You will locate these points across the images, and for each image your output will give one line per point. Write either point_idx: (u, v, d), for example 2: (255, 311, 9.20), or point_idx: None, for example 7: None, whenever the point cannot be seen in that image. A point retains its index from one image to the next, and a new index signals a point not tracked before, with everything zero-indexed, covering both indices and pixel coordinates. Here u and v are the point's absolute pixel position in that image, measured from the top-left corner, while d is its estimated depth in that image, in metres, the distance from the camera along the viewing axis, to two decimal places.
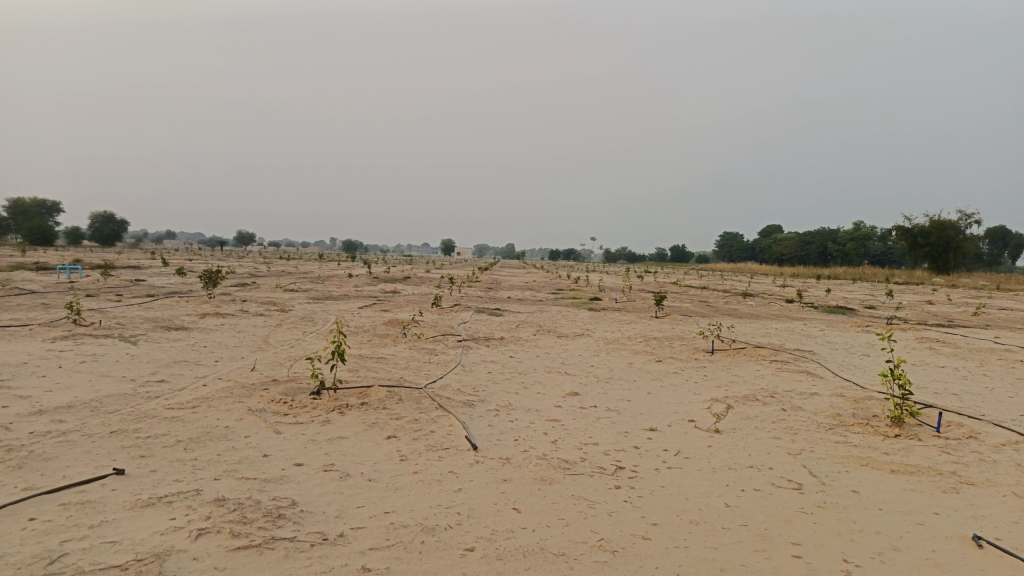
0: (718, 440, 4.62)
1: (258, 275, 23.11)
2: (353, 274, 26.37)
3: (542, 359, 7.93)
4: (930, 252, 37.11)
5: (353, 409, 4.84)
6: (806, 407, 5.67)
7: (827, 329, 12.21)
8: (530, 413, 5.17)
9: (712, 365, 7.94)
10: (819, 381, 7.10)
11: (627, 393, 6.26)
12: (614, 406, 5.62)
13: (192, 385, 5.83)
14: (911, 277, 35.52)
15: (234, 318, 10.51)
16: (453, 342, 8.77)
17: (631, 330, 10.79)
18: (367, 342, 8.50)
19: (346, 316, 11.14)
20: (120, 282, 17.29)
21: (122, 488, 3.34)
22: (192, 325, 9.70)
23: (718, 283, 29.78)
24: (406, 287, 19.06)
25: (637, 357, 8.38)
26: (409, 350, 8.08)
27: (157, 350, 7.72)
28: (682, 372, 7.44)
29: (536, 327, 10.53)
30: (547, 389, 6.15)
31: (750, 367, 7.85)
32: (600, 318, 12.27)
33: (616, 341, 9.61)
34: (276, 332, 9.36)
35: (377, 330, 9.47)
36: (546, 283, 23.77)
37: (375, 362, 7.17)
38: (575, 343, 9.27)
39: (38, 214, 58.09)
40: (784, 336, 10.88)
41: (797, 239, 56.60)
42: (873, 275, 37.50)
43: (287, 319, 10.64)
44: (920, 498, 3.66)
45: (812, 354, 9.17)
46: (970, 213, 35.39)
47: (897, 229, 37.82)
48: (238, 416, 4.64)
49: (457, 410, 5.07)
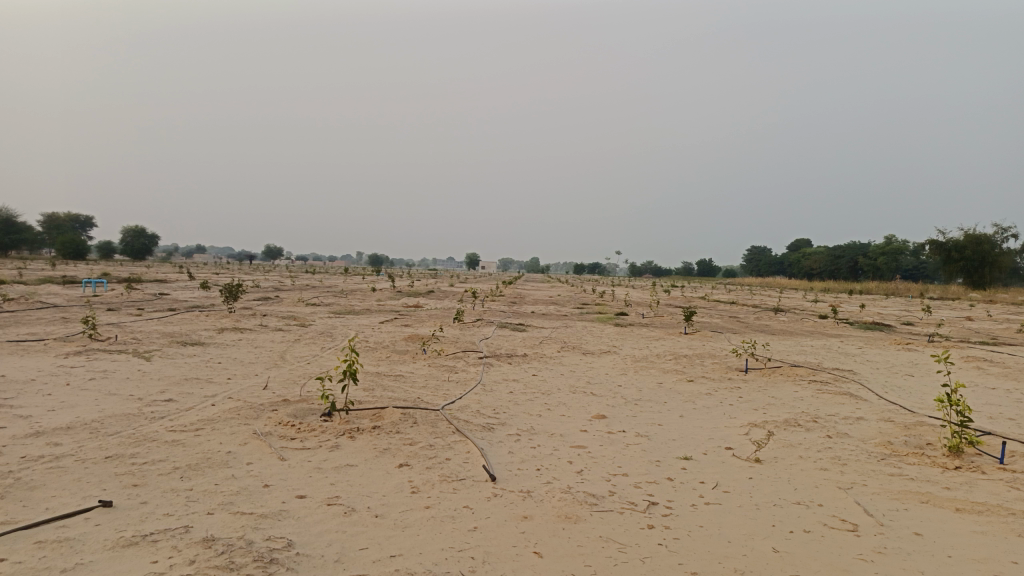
0: (759, 472, 4.24)
1: (281, 289, 23.02)
2: (375, 287, 26.22)
3: (567, 378, 7.57)
4: (965, 267, 36.07)
5: (364, 433, 4.53)
6: (852, 433, 5.24)
7: (864, 347, 11.69)
8: (555, 439, 4.82)
9: (747, 385, 7.52)
10: (862, 404, 6.65)
11: (658, 416, 5.88)
12: (644, 431, 5.25)
13: (199, 405, 5.57)
14: (945, 293, 34.53)
15: (252, 333, 10.30)
16: (474, 359, 8.45)
17: (660, 347, 10.37)
18: (385, 359, 8.21)
19: (366, 331, 10.88)
20: (144, 296, 17.27)
21: (106, 523, 3.05)
22: (209, 340, 9.49)
23: (745, 298, 29.18)
24: (429, 301, 18.83)
25: (666, 376, 8.00)
26: (428, 368, 7.78)
27: (169, 366, 7.49)
28: (715, 393, 7.04)
29: (561, 344, 10.17)
30: (573, 412, 5.80)
31: (787, 387, 7.42)
32: (627, 334, 11.89)
33: (644, 359, 9.21)
34: (293, 348, 9.11)
35: (396, 346, 9.19)
36: (571, 298, 23.36)
37: (392, 381, 6.87)
38: (601, 361, 8.89)
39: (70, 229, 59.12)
40: (820, 355, 10.40)
41: (827, 253, 55.55)
42: (906, 291, 36.54)
43: (305, 334, 10.39)
44: (993, 543, 3.23)
45: (852, 374, 8.69)
46: (1006, 227, 34.39)
47: (930, 243, 36.85)
48: (241, 441, 4.35)
49: (476, 434, 4.74)
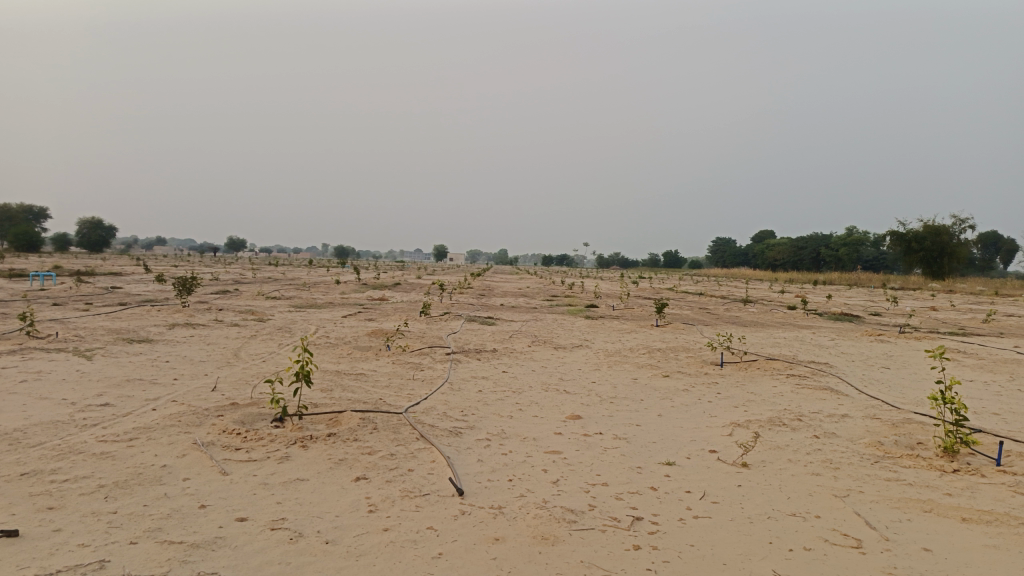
0: (748, 479, 3.92)
1: (241, 282, 22.29)
2: (340, 280, 25.69)
3: (538, 375, 7.21)
4: (924, 258, 36.56)
5: (318, 442, 4.12)
6: (841, 433, 4.97)
7: (837, 339, 11.53)
8: (528, 444, 4.46)
9: (726, 380, 7.24)
10: (845, 400, 6.40)
11: (636, 415, 5.56)
12: (623, 433, 4.91)
13: (139, 411, 5.08)
14: (906, 283, 34.93)
15: (206, 329, 9.75)
16: (441, 355, 8.04)
17: (633, 340, 10.07)
18: (347, 357, 7.77)
19: (327, 326, 10.39)
20: (95, 290, 16.52)
21: (6, 557, 2.60)
22: (159, 337, 8.93)
23: (713, 290, 29.14)
24: (395, 294, 18.32)
25: (641, 371, 7.69)
26: (392, 366, 7.36)
27: (111, 366, 6.95)
28: (693, 389, 6.73)
29: (531, 338, 9.81)
30: (546, 412, 5.44)
31: (766, 383, 7.15)
32: (599, 327, 11.58)
33: (617, 353, 8.89)
34: (249, 345, 8.61)
35: (359, 342, 8.74)
36: (539, 289, 23.00)
37: (353, 381, 6.44)
38: (574, 356, 8.55)
39: (22, 220, 57.18)
40: (795, 347, 10.20)
41: (791, 244, 56.10)
42: (868, 281, 36.91)
43: (263, 330, 9.87)
44: (1010, 559, 2.94)
45: (829, 367, 8.48)
46: (965, 219, 34.90)
47: (891, 234, 37.26)
48: (179, 453, 3.90)
49: (442, 441, 4.36)
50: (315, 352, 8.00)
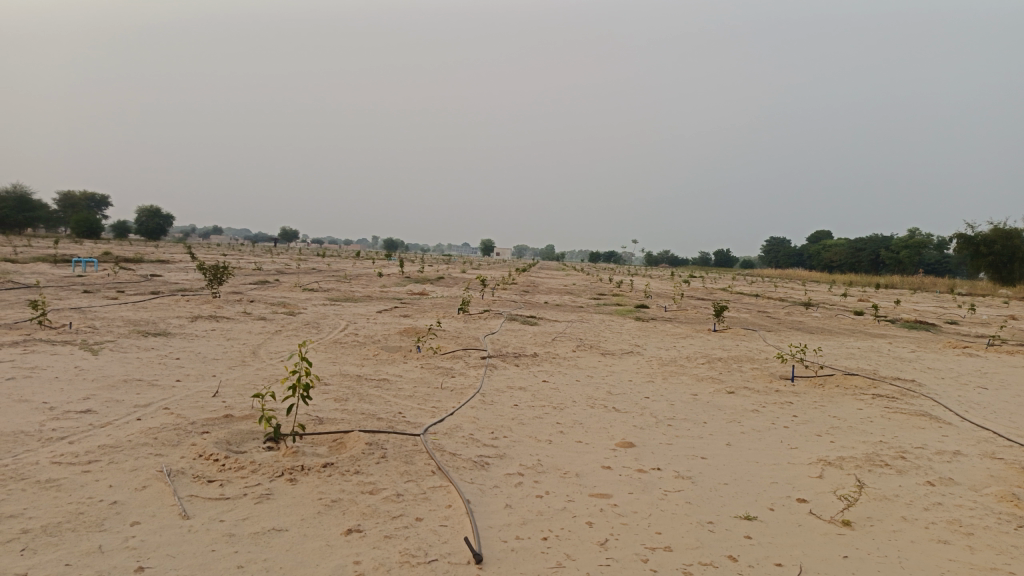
0: (858, 550, 3.00)
1: (281, 273, 21.88)
2: (383, 272, 25.20)
3: (584, 387, 6.34)
4: (993, 262, 34.28)
5: (312, 474, 3.35)
6: (960, 480, 3.98)
7: (918, 351, 10.33)
8: (569, 484, 3.62)
9: (801, 401, 6.25)
10: (949, 430, 5.36)
11: (699, 445, 4.66)
12: (686, 470, 4.04)
13: (119, 421, 4.39)
14: (974, 289, 32.83)
15: (229, 323, 9.14)
16: (475, 360, 7.22)
17: (690, 347, 9.09)
18: (372, 359, 7.03)
19: (358, 323, 9.68)
20: (133, 277, 16.22)
21: None
22: (178, 331, 8.33)
23: (770, 291, 27.60)
24: (435, 289, 17.67)
25: (702, 385, 6.77)
26: (421, 371, 6.59)
27: (113, 364, 6.33)
28: (764, 412, 5.77)
29: (577, 341, 8.93)
30: (592, 438, 4.58)
31: (848, 405, 6.14)
32: (651, 331, 10.64)
33: (672, 362, 7.95)
34: (270, 342, 7.94)
35: (388, 342, 8.00)
36: (585, 287, 22.01)
37: (373, 389, 5.67)
38: (624, 364, 7.65)
39: (83, 207, 58.69)
40: (873, 360, 9.10)
41: (849, 245, 53.76)
42: (933, 286, 34.86)
43: (289, 325, 9.21)
44: None
45: (918, 386, 7.39)
46: None
47: (957, 236, 35.05)
48: (138, 485, 3.16)
49: (463, 476, 3.55)
50: (338, 354, 7.27)
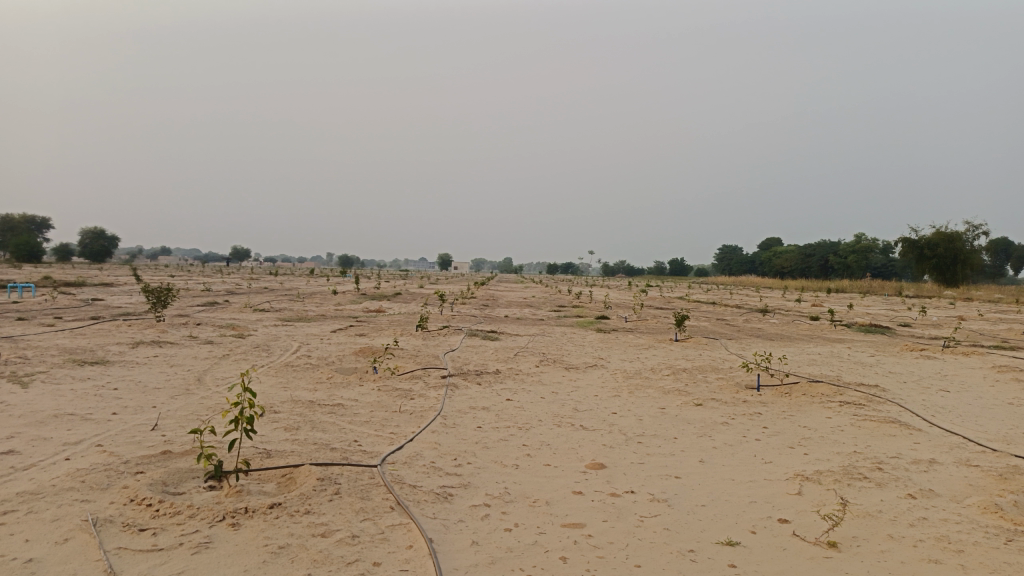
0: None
1: (232, 293, 21.20)
2: (338, 290, 24.67)
3: (549, 404, 6.11)
4: (937, 265, 35.22)
5: (258, 517, 3.04)
6: (940, 491, 3.85)
7: (877, 356, 10.37)
8: (539, 514, 3.38)
9: (770, 412, 6.12)
10: (920, 437, 5.27)
11: (671, 463, 4.46)
12: (661, 492, 3.83)
13: (44, 461, 3.99)
14: (921, 292, 33.67)
15: (173, 348, 8.68)
16: (435, 380, 6.94)
17: (653, 359, 8.95)
18: (326, 382, 6.69)
19: (311, 344, 9.29)
20: (73, 302, 15.46)
21: None
22: (118, 358, 7.85)
23: (727, 298, 27.81)
24: (392, 306, 17.28)
25: (669, 398, 6.61)
26: (378, 393, 6.28)
27: (43, 397, 5.86)
28: (734, 424, 5.62)
29: (540, 356, 8.70)
30: (560, 460, 4.35)
31: (817, 414, 6.03)
32: (613, 343, 10.48)
33: (637, 375, 7.78)
34: (217, 367, 7.52)
35: (343, 364, 7.66)
36: (544, 300, 21.86)
37: (327, 416, 5.35)
38: (588, 379, 7.45)
39: (23, 229, 56.54)
40: (835, 365, 9.08)
41: (799, 251, 54.84)
42: (881, 289, 35.65)
43: (238, 348, 8.79)
44: None
45: (883, 392, 7.35)
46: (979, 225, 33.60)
47: (902, 241, 35.95)
48: (58, 538, 2.81)
49: (425, 511, 3.28)
50: (290, 378, 6.91)
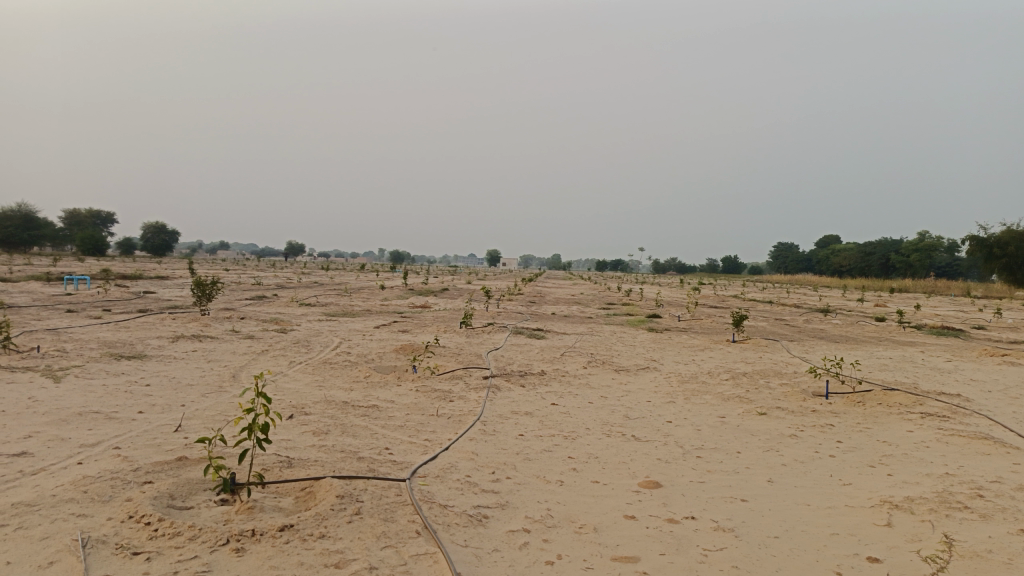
0: None
1: (281, 287, 21.24)
2: (385, 285, 24.58)
3: (598, 411, 5.66)
4: (1008, 264, 33.35)
5: (265, 542, 2.68)
6: None
7: (955, 361, 9.59)
8: (585, 544, 2.94)
9: (843, 424, 5.55)
10: (1020, 457, 4.65)
11: (736, 482, 3.97)
12: (727, 519, 3.35)
13: (54, 465, 3.72)
14: (990, 292, 31.94)
15: (213, 343, 8.49)
16: (477, 381, 6.55)
17: (710, 361, 8.40)
18: (363, 382, 6.37)
19: (352, 341, 9.01)
20: (125, 295, 15.59)
21: None
22: (156, 353, 7.68)
23: (783, 298, 26.77)
24: (437, 301, 17.02)
25: (729, 405, 6.09)
26: (416, 395, 5.92)
27: (72, 393, 5.67)
28: (804, 438, 5.08)
29: (588, 357, 8.25)
30: (610, 477, 3.90)
31: (896, 428, 5.44)
32: (666, 343, 9.94)
33: (693, 379, 7.26)
34: (254, 364, 7.28)
35: (382, 362, 7.33)
36: (593, 297, 21.32)
37: (360, 419, 5.00)
38: (640, 382, 6.97)
39: (87, 224, 58.46)
40: (909, 371, 8.39)
41: (858, 249, 52.89)
42: (947, 289, 33.99)
43: (277, 344, 8.56)
44: None
45: (968, 403, 6.67)
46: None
47: (970, 238, 34.19)
48: (42, 561, 2.49)
49: (455, 537, 2.88)
50: (326, 376, 6.62)
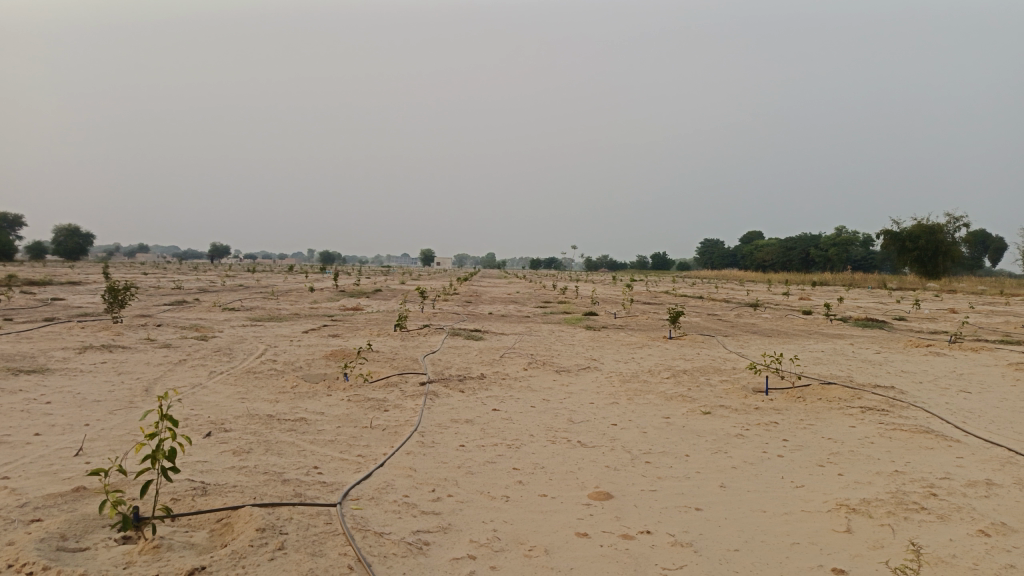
0: None
1: (204, 291, 20.32)
2: (315, 287, 23.86)
3: (541, 415, 5.43)
4: (919, 257, 34.88)
5: None
6: (1014, 523, 3.21)
7: (884, 353, 9.79)
8: (536, 570, 2.68)
9: (787, 421, 5.48)
10: (962, 451, 4.65)
11: (688, 489, 3.80)
12: (683, 531, 3.16)
13: None
14: (904, 283, 33.38)
15: (126, 353, 7.89)
16: (412, 387, 6.22)
17: (650, 359, 8.30)
18: (290, 392, 5.96)
19: (279, 347, 8.53)
20: (31, 302, 14.54)
21: None
22: (60, 366, 7.05)
23: (713, 292, 27.24)
24: (369, 303, 16.48)
25: (673, 405, 5.96)
26: (348, 404, 5.56)
27: None
28: (751, 437, 4.97)
29: (528, 358, 8.02)
30: (558, 490, 3.67)
31: (839, 424, 5.40)
32: (604, 342, 9.82)
33: (635, 378, 7.13)
34: (170, 375, 6.76)
35: (312, 370, 6.92)
36: (528, 295, 21.18)
37: (286, 434, 4.62)
38: (582, 383, 6.78)
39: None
40: (842, 364, 8.49)
41: (781, 244, 54.61)
42: (865, 282, 35.36)
43: (197, 352, 8.01)
44: None
45: (902, 395, 6.73)
46: (960, 217, 33.31)
47: (885, 233, 35.64)
48: None
49: (392, 570, 2.58)
50: (250, 387, 6.18)
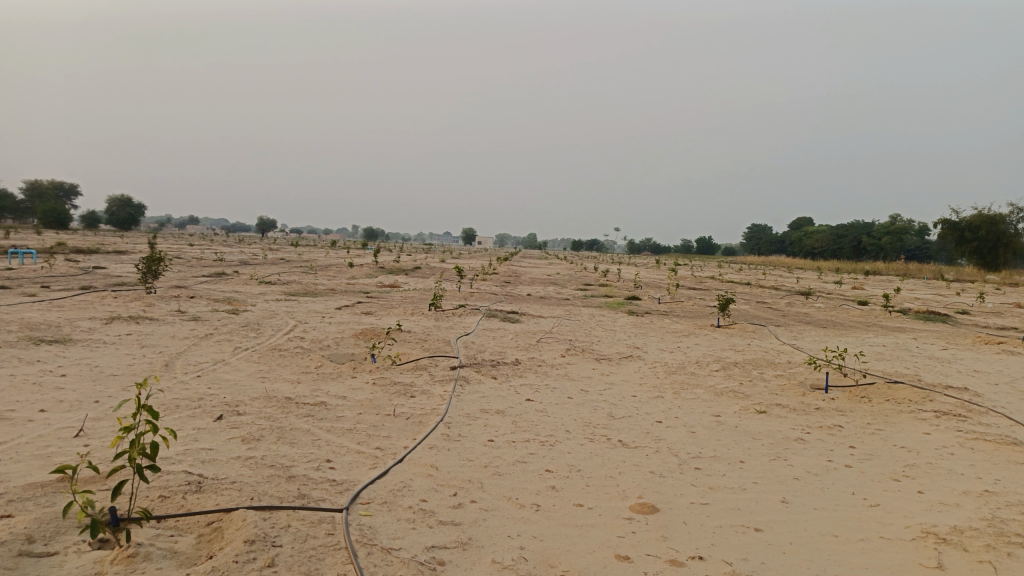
0: None
1: (245, 264, 20.29)
2: (354, 263, 23.74)
3: (579, 409, 4.99)
4: (978, 248, 33.26)
5: None
6: None
7: (951, 349, 9.08)
8: None
9: (853, 425, 4.95)
10: None
11: (746, 503, 3.33)
12: (742, 560, 2.70)
13: None
14: (961, 275, 31.84)
15: (152, 326, 7.66)
16: (442, 372, 5.83)
17: (697, 349, 7.78)
18: (314, 373, 5.63)
19: (309, 324, 8.24)
20: (73, 271, 14.59)
21: None
22: (84, 337, 6.85)
23: (760, 279, 26.31)
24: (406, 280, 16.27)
25: (724, 401, 5.46)
26: (372, 389, 5.20)
27: None
28: (813, 443, 4.46)
29: (567, 344, 7.58)
30: (597, 499, 3.24)
31: (912, 430, 4.84)
32: (648, 328, 9.31)
33: (682, 369, 6.64)
34: (194, 350, 6.49)
35: (339, 349, 6.59)
36: (569, 277, 20.68)
37: (302, 421, 4.27)
38: (625, 374, 6.31)
39: (50, 195, 56.58)
40: (907, 361, 7.84)
41: (832, 231, 52.88)
42: (919, 273, 33.92)
43: (225, 327, 7.76)
44: None
45: (978, 398, 6.12)
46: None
47: (943, 222, 34.06)
48: None
49: None
50: (273, 366, 5.87)
